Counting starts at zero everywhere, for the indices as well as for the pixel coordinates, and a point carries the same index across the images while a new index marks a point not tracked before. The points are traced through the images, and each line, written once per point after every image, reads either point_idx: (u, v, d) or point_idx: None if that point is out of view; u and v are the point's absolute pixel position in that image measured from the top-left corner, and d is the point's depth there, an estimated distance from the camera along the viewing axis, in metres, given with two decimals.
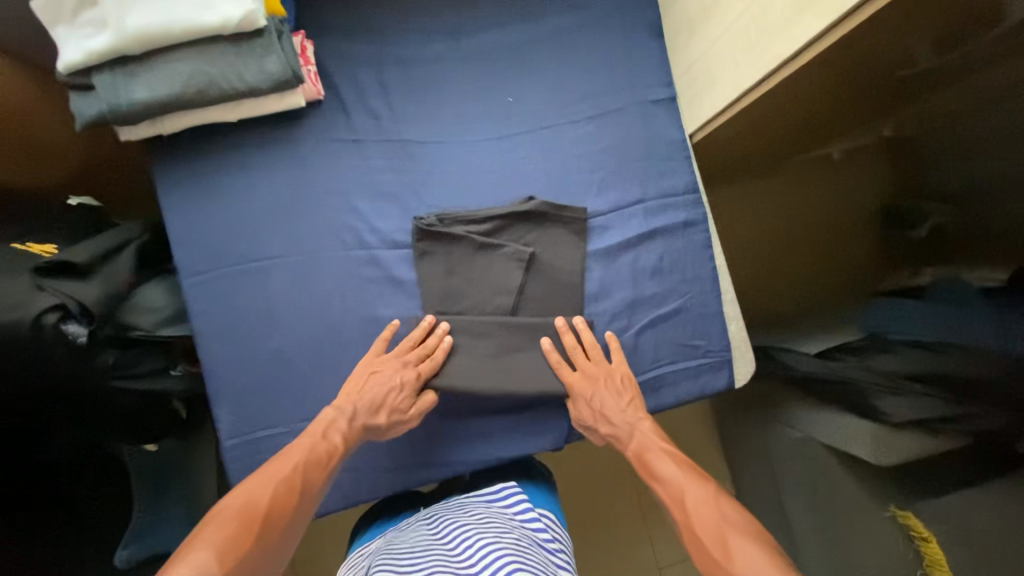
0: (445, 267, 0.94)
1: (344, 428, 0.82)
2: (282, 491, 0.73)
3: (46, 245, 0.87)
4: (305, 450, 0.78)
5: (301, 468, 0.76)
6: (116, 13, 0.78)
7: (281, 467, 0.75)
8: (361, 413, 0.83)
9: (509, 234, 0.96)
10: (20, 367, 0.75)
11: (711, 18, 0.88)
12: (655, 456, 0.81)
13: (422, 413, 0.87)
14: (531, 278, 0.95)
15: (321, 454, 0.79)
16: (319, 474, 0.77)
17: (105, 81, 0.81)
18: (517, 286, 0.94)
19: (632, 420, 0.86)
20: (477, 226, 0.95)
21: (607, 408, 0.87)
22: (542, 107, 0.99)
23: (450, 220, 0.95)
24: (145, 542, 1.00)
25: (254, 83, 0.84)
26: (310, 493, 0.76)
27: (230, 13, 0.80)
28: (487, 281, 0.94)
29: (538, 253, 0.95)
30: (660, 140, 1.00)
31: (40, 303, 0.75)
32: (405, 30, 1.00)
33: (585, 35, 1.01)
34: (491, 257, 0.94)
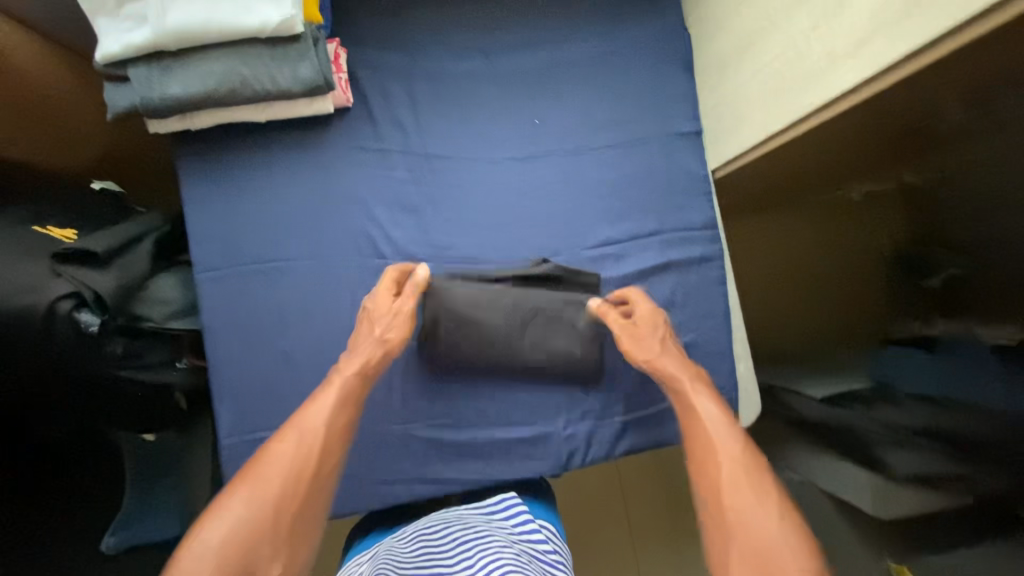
0: (462, 333, 0.93)
1: (352, 360, 0.83)
2: (307, 454, 0.72)
3: (64, 230, 0.86)
4: (329, 403, 0.77)
5: (326, 431, 0.75)
6: (157, 9, 0.79)
7: (309, 423, 0.75)
8: (371, 364, 0.83)
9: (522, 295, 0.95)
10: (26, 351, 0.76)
11: (742, 57, 0.87)
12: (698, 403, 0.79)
13: (411, 292, 0.88)
14: (547, 334, 0.94)
15: (348, 408, 0.79)
16: (341, 437, 0.77)
17: (140, 74, 0.82)
18: (532, 339, 0.94)
19: (669, 370, 0.84)
20: (490, 287, 0.94)
21: (647, 335, 0.87)
22: (567, 131, 1.00)
23: (462, 281, 0.94)
24: (133, 531, 1.01)
25: (286, 86, 0.85)
26: (329, 448, 0.74)
27: (268, 16, 0.81)
28: (503, 340, 0.94)
29: (553, 307, 0.94)
30: (683, 174, 0.99)
31: (55, 290, 0.76)
32: (436, 43, 1.00)
33: (616, 63, 1.01)
34: (505, 319, 0.94)
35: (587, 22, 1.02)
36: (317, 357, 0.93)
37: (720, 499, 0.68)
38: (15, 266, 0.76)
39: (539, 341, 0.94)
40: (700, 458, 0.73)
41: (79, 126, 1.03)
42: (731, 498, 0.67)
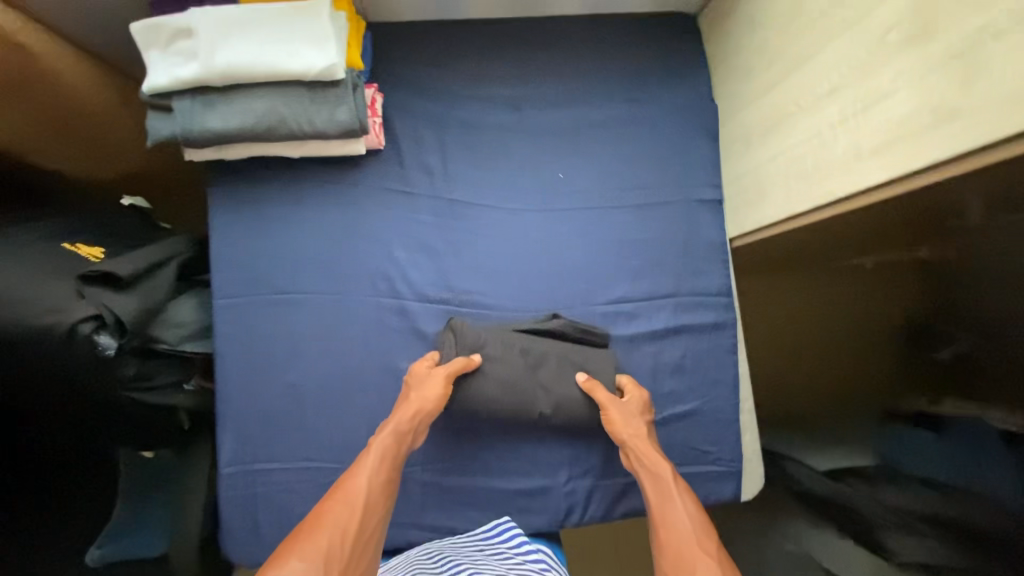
0: (477, 376, 0.91)
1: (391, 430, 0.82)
2: (354, 514, 0.70)
3: (92, 247, 0.88)
4: (369, 465, 0.77)
5: (370, 492, 0.74)
6: (207, 48, 0.82)
7: (352, 486, 0.74)
8: (405, 425, 0.83)
9: (539, 344, 0.93)
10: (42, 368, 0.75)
11: (769, 136, 0.89)
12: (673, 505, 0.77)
13: (455, 367, 0.87)
14: (560, 378, 0.92)
15: (390, 471, 0.78)
16: (385, 496, 0.76)
17: (183, 107, 0.85)
18: (547, 383, 0.91)
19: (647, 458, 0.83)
20: (506, 334, 0.93)
21: (633, 421, 0.87)
22: (590, 188, 1.01)
23: (473, 329, 0.92)
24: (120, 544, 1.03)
25: (322, 127, 0.88)
26: (375, 515, 0.73)
27: (312, 62, 0.84)
28: (517, 383, 0.91)
29: (566, 350, 0.93)
30: (701, 240, 1.01)
31: (78, 311, 0.76)
32: (468, 93, 1.02)
33: (642, 126, 1.03)
34: (519, 369, 0.91)
35: (620, 82, 1.04)
36: (325, 393, 0.94)
37: None
38: (41, 285, 0.77)
39: (553, 386, 0.91)
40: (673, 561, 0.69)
41: (116, 143, 1.07)
42: None
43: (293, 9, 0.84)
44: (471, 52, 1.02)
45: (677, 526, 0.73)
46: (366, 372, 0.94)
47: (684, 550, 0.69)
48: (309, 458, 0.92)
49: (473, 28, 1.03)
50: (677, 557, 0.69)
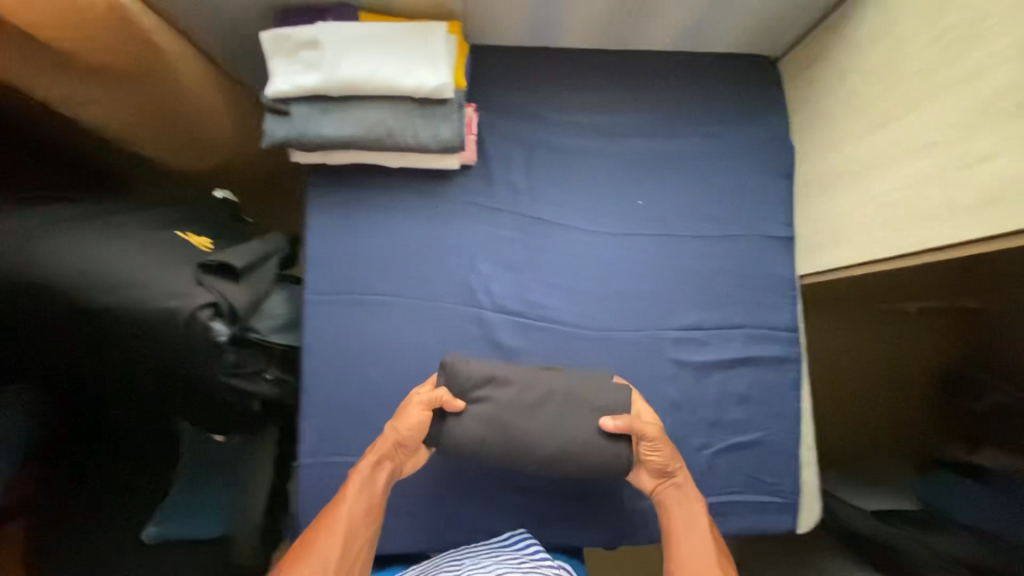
0: (472, 415, 0.87)
1: (376, 455, 0.85)
2: (333, 547, 0.76)
3: (201, 237, 0.93)
4: (353, 493, 0.81)
5: (353, 521, 0.79)
6: (330, 61, 0.88)
7: (331, 517, 0.79)
8: (387, 450, 0.86)
9: (535, 386, 0.88)
10: (163, 348, 0.79)
11: (852, 183, 0.93)
12: (696, 534, 0.82)
13: (434, 403, 0.86)
14: (564, 420, 0.87)
15: (370, 501, 0.82)
16: (368, 523, 0.81)
17: (301, 112, 0.90)
18: (546, 425, 0.87)
19: (681, 485, 0.87)
20: (498, 375, 0.88)
21: (673, 450, 0.88)
22: (666, 216, 1.05)
23: (466, 371, 0.88)
24: (173, 525, 1.11)
25: (426, 141, 0.92)
26: (356, 543, 0.79)
27: (425, 80, 0.89)
28: (511, 427, 0.86)
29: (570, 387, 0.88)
30: (771, 275, 1.04)
31: (198, 298, 0.79)
32: (557, 118, 1.06)
33: (720, 162, 1.07)
34: (513, 412, 0.87)
35: (700, 118, 1.08)
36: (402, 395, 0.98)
37: None
38: (165, 271, 0.80)
39: (555, 429, 0.86)
40: None
41: (214, 137, 1.13)
42: None
43: (412, 29, 0.89)
44: (562, 80, 1.07)
45: (696, 559, 0.79)
46: None
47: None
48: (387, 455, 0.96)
49: (566, 57, 1.08)
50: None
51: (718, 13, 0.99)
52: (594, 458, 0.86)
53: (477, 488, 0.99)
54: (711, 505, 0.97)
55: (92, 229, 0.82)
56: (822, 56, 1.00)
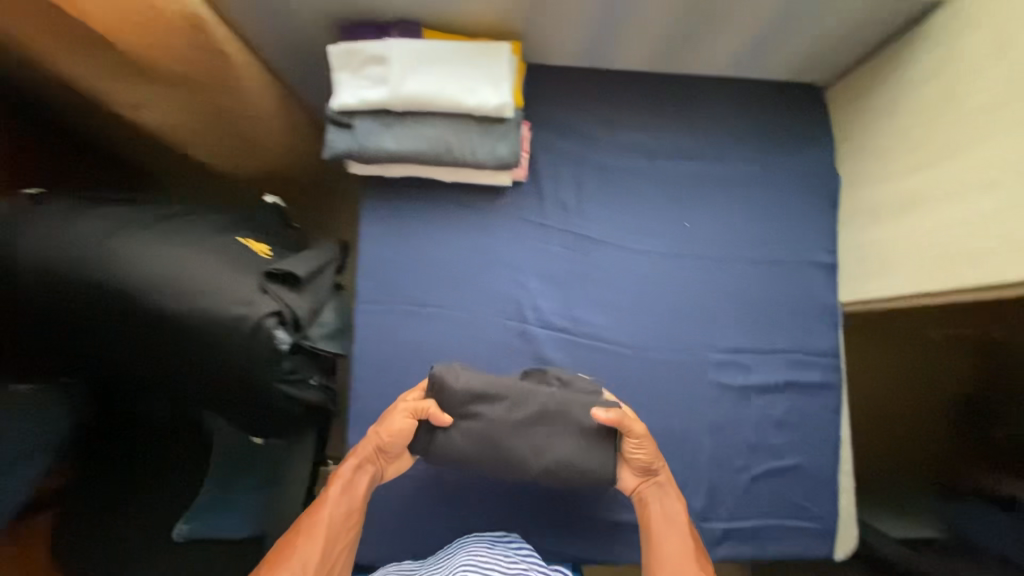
0: (462, 429, 0.88)
1: (357, 460, 0.87)
2: (314, 549, 0.79)
3: (260, 243, 0.94)
4: (333, 498, 0.84)
5: (333, 525, 0.82)
6: (396, 77, 0.89)
7: (312, 519, 0.82)
8: (368, 455, 0.87)
9: (527, 404, 0.89)
10: (226, 357, 0.81)
11: (903, 215, 0.94)
12: (673, 535, 0.84)
13: (422, 415, 0.87)
14: (552, 436, 0.88)
15: (350, 504, 0.85)
16: (348, 526, 0.83)
17: (364, 125, 0.92)
18: (534, 440, 0.88)
19: (662, 486, 0.89)
20: (487, 392, 0.88)
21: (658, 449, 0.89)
22: (711, 240, 1.06)
23: (455, 387, 0.88)
24: (202, 523, 1.12)
25: (482, 158, 0.94)
26: (337, 546, 0.82)
27: (487, 100, 0.91)
28: (498, 444, 0.87)
29: (558, 403, 0.89)
30: (814, 302, 1.05)
31: (263, 306, 0.81)
32: (606, 139, 1.08)
33: (766, 188, 1.09)
34: (501, 429, 0.88)
35: (747, 144, 1.10)
36: None
37: None
38: (233, 278, 0.82)
39: (543, 447, 0.88)
40: None
41: (266, 143, 1.15)
42: None
43: (476, 48, 0.91)
44: (613, 102, 1.09)
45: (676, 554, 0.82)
46: None
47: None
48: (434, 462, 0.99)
49: (619, 79, 1.10)
50: None
51: (773, 43, 1.01)
52: (579, 476, 0.88)
53: (519, 501, 1.00)
54: (748, 528, 0.98)
55: (158, 233, 0.84)
56: (874, 89, 1.02)
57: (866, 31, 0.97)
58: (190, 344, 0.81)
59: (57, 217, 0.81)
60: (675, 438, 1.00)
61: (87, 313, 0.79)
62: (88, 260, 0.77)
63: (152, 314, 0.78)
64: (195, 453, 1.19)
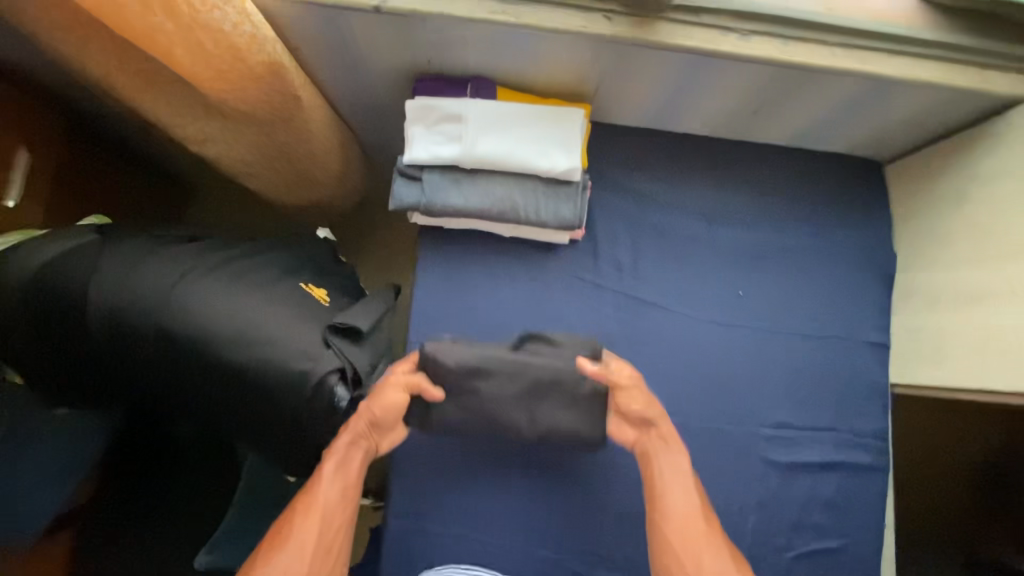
0: (457, 400, 0.90)
1: (350, 433, 0.84)
2: (309, 527, 0.78)
3: (319, 288, 0.95)
4: (326, 475, 0.81)
5: (329, 503, 0.80)
6: (470, 137, 0.91)
7: (308, 497, 0.80)
8: (360, 430, 0.85)
9: (519, 374, 0.89)
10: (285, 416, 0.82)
11: (964, 306, 0.93)
12: (677, 488, 0.84)
13: (415, 383, 0.87)
14: (546, 406, 0.90)
15: (345, 481, 0.83)
16: (344, 503, 0.82)
17: (432, 179, 0.93)
18: (527, 407, 0.90)
19: (665, 437, 0.88)
20: (479, 365, 0.89)
21: (653, 398, 0.89)
22: (764, 310, 1.06)
23: (446, 364, 0.88)
24: (222, 552, 1.05)
25: (545, 219, 0.94)
26: (336, 522, 0.81)
27: (557, 163, 0.92)
28: (493, 413, 0.90)
29: (552, 373, 0.89)
30: (864, 382, 1.04)
31: (328, 361, 0.82)
32: (664, 200, 1.08)
33: (822, 260, 1.08)
34: (493, 398, 0.89)
35: (805, 215, 1.10)
36: (490, 460, 0.97)
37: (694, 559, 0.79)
38: (298, 329, 0.83)
39: (537, 415, 0.90)
40: (663, 533, 0.81)
41: (322, 176, 1.16)
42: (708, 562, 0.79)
43: (550, 114, 0.93)
44: (674, 165, 1.09)
45: (682, 512, 0.82)
46: (540, 458, 0.97)
47: (689, 532, 0.81)
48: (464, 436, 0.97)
49: (681, 142, 1.10)
50: (679, 532, 0.81)
51: (840, 122, 1.01)
52: (573, 441, 0.91)
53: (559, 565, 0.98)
54: None
55: (226, 277, 0.85)
56: (938, 175, 1.01)
57: (936, 120, 0.97)
58: (250, 393, 0.81)
59: (129, 255, 0.83)
60: (720, 513, 0.98)
61: (152, 351, 0.81)
62: (161, 305, 0.79)
63: (217, 362, 0.79)
64: (225, 477, 1.17)
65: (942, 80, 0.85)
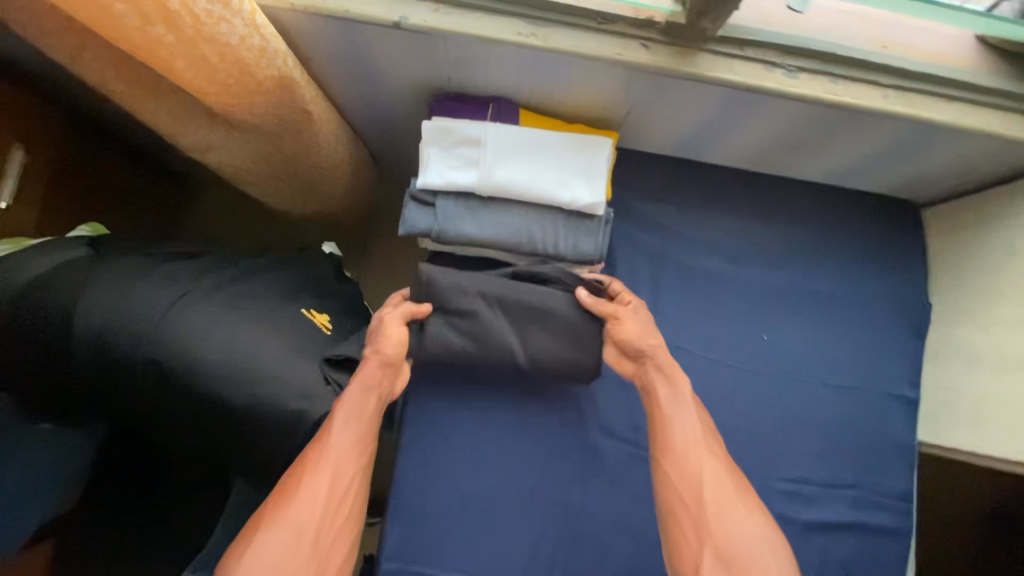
0: (452, 323, 0.87)
1: (361, 378, 0.79)
2: (321, 481, 0.72)
3: (321, 314, 0.90)
4: (338, 425, 0.75)
5: (342, 453, 0.74)
6: (488, 163, 0.85)
7: (317, 450, 0.73)
8: (373, 380, 0.80)
9: (515, 294, 0.87)
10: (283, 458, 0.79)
11: (1005, 370, 0.88)
12: (679, 415, 0.80)
13: (413, 315, 0.84)
14: (541, 332, 0.88)
15: (358, 430, 0.76)
16: (357, 453, 0.75)
17: (447, 206, 0.87)
18: (522, 331, 0.87)
19: (663, 365, 0.84)
20: (474, 284, 0.86)
21: (648, 329, 0.87)
22: (789, 356, 1.00)
23: (440, 280, 0.86)
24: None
25: (564, 253, 0.89)
26: (350, 471, 0.75)
27: (580, 195, 0.87)
28: (487, 335, 0.87)
29: (545, 301, 0.87)
30: (890, 438, 0.99)
31: (326, 402, 0.78)
32: (689, 235, 1.02)
33: (852, 306, 1.02)
34: (488, 318, 0.87)
35: (837, 256, 1.04)
36: (492, 503, 0.93)
37: (697, 492, 0.75)
38: (297, 362, 0.79)
39: (531, 340, 0.88)
40: (664, 463, 0.77)
41: (329, 189, 1.11)
42: (711, 493, 0.74)
43: (575, 142, 0.88)
44: (701, 198, 1.04)
45: (687, 437, 0.78)
46: (542, 502, 0.94)
47: (692, 463, 0.76)
48: (453, 419, 0.95)
49: (710, 173, 1.04)
50: (681, 464, 0.77)
51: (879, 164, 0.95)
52: (568, 370, 0.89)
53: None
54: None
55: (221, 304, 0.79)
56: (981, 225, 0.96)
57: (983, 168, 0.91)
58: (241, 431, 0.76)
59: (119, 276, 0.78)
60: None
61: (140, 381, 0.76)
62: (151, 333, 0.75)
63: (208, 398, 0.75)
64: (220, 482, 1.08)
65: (1001, 130, 0.79)
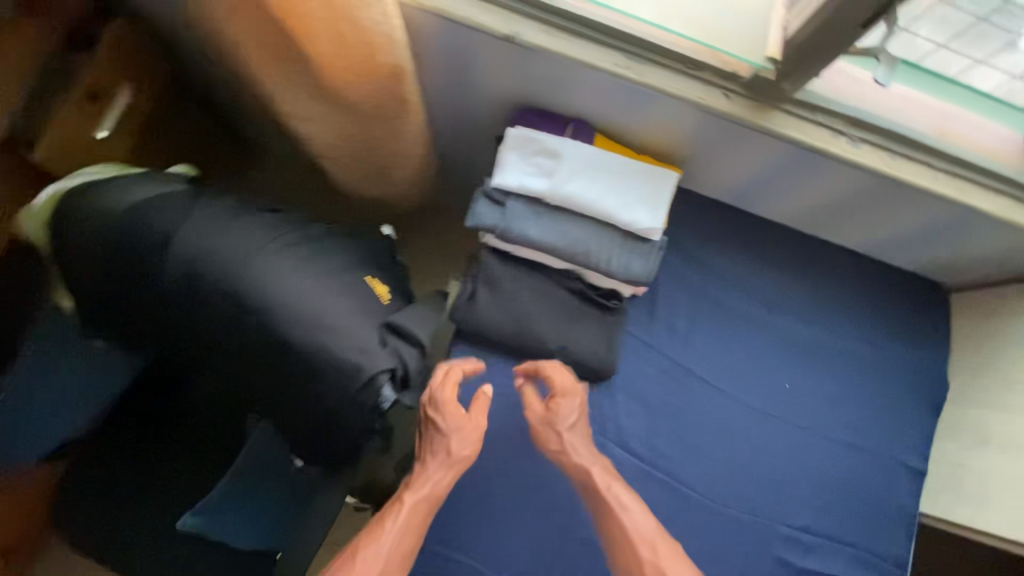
0: (494, 302, 0.99)
1: (424, 489, 0.88)
2: None
3: (380, 286, 0.95)
4: (394, 534, 0.83)
5: (389, 564, 0.81)
6: (561, 176, 0.93)
7: (373, 552, 0.81)
8: (430, 499, 0.88)
9: (550, 286, 1.01)
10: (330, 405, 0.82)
11: (1015, 454, 0.93)
12: (614, 518, 0.85)
13: (480, 413, 0.93)
14: (568, 326, 1.00)
15: (407, 544, 0.84)
16: (401, 565, 0.83)
17: (516, 207, 0.94)
18: (552, 322, 1.00)
19: (578, 464, 0.89)
20: (520, 272, 1.00)
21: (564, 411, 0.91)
22: (808, 408, 1.04)
23: (493, 264, 1.00)
24: (212, 519, 0.94)
25: (615, 269, 0.94)
26: None
27: (641, 219, 0.93)
28: (523, 317, 0.99)
29: (575, 302, 1.01)
30: (894, 503, 1.02)
31: (380, 360, 0.82)
32: (730, 277, 1.08)
33: (873, 373, 1.07)
34: (525, 302, 0.99)
35: (864, 322, 1.09)
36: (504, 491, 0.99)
37: None
38: (357, 322, 0.84)
39: (559, 330, 0.99)
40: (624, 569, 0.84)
41: (398, 176, 1.18)
42: None
43: (643, 172, 0.96)
44: (747, 245, 1.10)
45: (630, 532, 0.84)
46: (549, 498, 1.00)
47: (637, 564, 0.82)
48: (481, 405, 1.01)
49: (757, 224, 1.11)
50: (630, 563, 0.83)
51: (918, 242, 1.02)
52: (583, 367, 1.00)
53: None
54: None
55: (296, 258, 0.85)
56: (1007, 316, 1.02)
57: (1016, 264, 0.97)
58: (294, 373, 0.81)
59: (212, 213, 0.84)
60: None
61: (211, 317, 0.81)
62: (232, 269, 0.80)
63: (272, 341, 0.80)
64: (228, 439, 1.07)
65: None
